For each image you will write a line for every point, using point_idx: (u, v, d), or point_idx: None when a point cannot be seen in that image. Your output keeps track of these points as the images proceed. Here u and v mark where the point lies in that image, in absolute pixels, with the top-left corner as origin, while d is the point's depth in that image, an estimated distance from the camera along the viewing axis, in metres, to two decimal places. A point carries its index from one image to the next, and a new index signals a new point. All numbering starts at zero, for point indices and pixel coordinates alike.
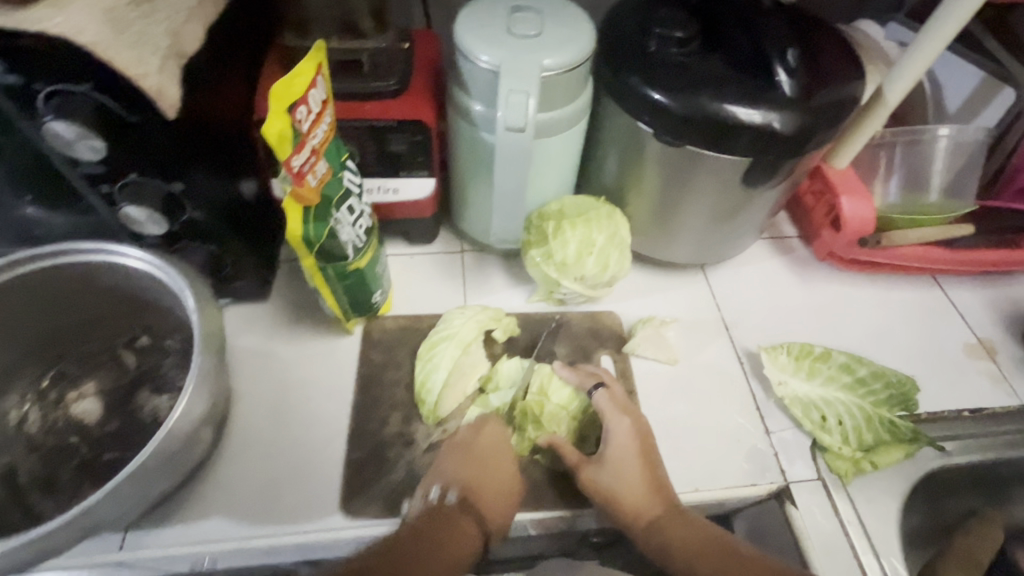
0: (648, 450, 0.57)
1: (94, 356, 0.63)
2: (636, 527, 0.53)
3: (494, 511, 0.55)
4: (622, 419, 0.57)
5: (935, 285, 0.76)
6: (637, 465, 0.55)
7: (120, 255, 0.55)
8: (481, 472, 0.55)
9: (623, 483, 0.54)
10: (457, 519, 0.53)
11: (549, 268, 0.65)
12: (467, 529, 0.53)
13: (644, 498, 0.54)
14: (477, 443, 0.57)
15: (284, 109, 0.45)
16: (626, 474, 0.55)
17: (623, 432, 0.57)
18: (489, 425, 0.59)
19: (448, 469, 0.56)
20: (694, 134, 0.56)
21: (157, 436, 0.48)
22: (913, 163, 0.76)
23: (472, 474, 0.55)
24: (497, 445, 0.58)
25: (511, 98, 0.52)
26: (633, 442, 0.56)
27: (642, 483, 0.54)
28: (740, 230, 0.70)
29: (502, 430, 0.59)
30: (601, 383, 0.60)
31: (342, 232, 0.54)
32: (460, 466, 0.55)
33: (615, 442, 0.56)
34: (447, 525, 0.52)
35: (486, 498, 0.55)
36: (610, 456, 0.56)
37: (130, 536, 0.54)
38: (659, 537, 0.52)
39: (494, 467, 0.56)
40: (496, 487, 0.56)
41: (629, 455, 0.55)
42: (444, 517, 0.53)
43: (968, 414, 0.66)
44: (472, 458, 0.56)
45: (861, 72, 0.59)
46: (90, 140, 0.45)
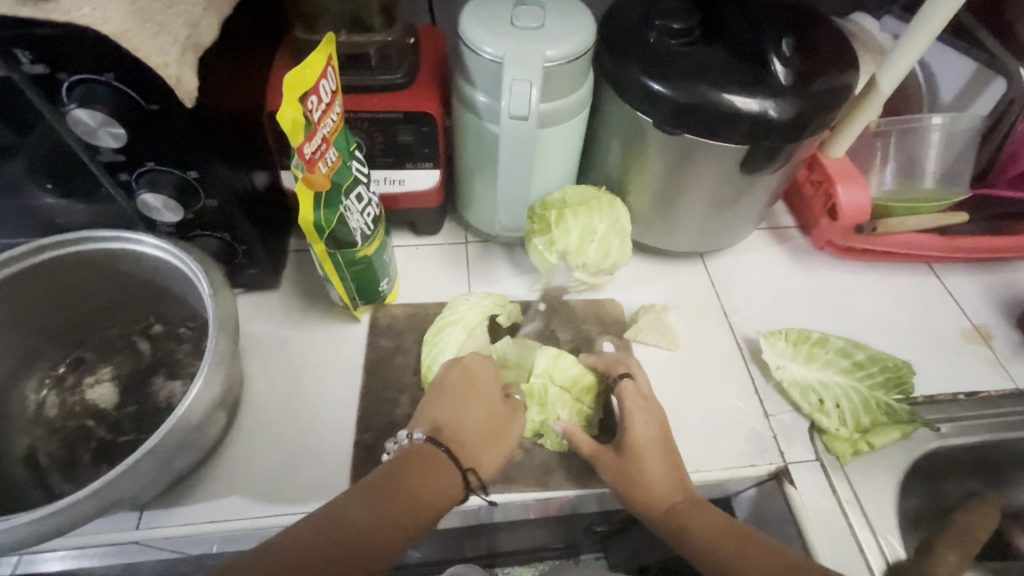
0: (666, 442, 0.57)
1: (110, 343, 0.65)
2: (657, 516, 0.53)
3: (474, 449, 0.55)
4: (642, 413, 0.58)
5: (930, 273, 0.78)
6: (655, 458, 0.56)
7: (136, 242, 0.57)
8: (459, 415, 0.56)
9: (645, 473, 0.55)
10: (429, 459, 0.52)
11: (551, 256, 0.66)
12: (442, 468, 0.52)
13: (661, 485, 0.54)
14: (465, 381, 0.58)
15: (295, 98, 0.47)
16: (648, 463, 0.55)
17: (642, 426, 0.57)
18: (473, 361, 0.60)
19: (426, 414, 0.57)
20: (693, 123, 0.58)
21: (175, 414, 0.49)
22: (909, 152, 0.77)
23: (447, 415, 0.56)
24: (480, 387, 0.58)
25: (514, 87, 0.53)
26: (654, 434, 0.57)
27: (661, 473, 0.55)
28: (739, 219, 0.72)
29: (476, 366, 0.59)
30: (628, 372, 0.60)
31: (351, 219, 0.56)
32: (439, 408, 0.56)
33: (636, 433, 0.57)
34: (416, 462, 0.52)
35: (463, 441, 0.55)
36: (631, 446, 0.56)
37: (146, 515, 0.55)
38: (677, 524, 0.52)
39: (472, 408, 0.57)
40: (483, 430, 0.56)
41: (650, 446, 0.56)
42: (412, 460, 0.52)
43: (965, 396, 0.67)
44: (451, 400, 0.57)
45: (856, 61, 0.60)
46: (112, 127, 0.47)
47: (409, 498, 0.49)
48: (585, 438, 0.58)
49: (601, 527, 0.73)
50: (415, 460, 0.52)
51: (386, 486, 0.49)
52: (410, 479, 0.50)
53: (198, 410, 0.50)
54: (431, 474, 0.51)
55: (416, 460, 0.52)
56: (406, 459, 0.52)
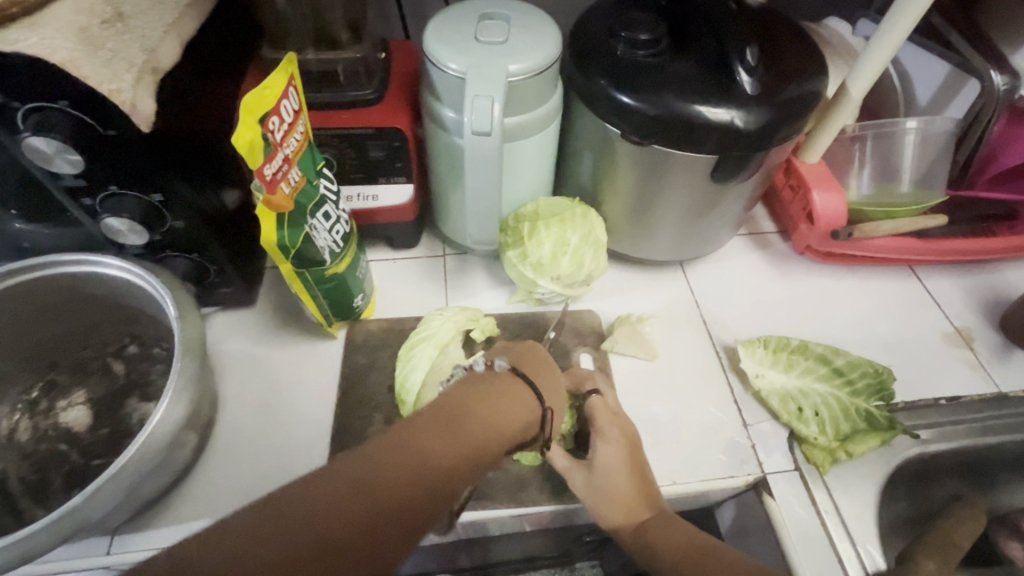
0: (635, 457, 0.57)
1: (83, 365, 0.65)
2: (625, 533, 0.54)
3: (549, 394, 0.50)
4: (613, 429, 0.58)
5: (912, 275, 0.77)
6: (625, 473, 0.56)
7: (102, 265, 0.57)
8: (536, 365, 0.51)
9: (614, 487, 0.55)
10: (515, 387, 0.47)
11: (525, 268, 0.66)
12: (525, 398, 0.47)
13: (631, 501, 0.55)
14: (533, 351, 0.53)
15: (254, 120, 0.46)
16: (616, 480, 0.55)
17: (612, 441, 0.57)
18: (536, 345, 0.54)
19: (501, 353, 0.52)
20: (662, 134, 0.58)
21: (138, 439, 0.49)
22: (885, 155, 0.77)
23: (527, 363, 0.50)
24: (546, 359, 0.53)
25: (475, 102, 0.53)
26: (621, 450, 0.57)
27: (632, 489, 0.55)
28: (716, 225, 0.72)
29: (542, 349, 0.54)
30: (595, 389, 0.60)
31: (318, 238, 0.56)
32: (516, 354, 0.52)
33: (607, 449, 0.57)
34: (498, 392, 0.46)
35: (542, 383, 0.49)
36: (600, 462, 0.56)
37: (117, 539, 0.55)
38: (644, 541, 0.52)
39: (544, 362, 0.52)
40: (554, 386, 0.51)
41: (618, 464, 0.56)
42: (493, 386, 0.46)
43: (945, 402, 0.67)
44: (529, 356, 0.52)
45: (824, 67, 0.60)
46: (68, 154, 0.48)
47: (485, 431, 0.43)
48: (559, 455, 0.57)
49: (591, 536, 0.71)
50: (496, 386, 0.46)
51: (456, 415, 0.43)
52: (485, 405, 0.44)
53: (163, 434, 0.50)
54: (511, 398, 0.46)
55: (499, 387, 0.46)
56: (483, 382, 0.47)
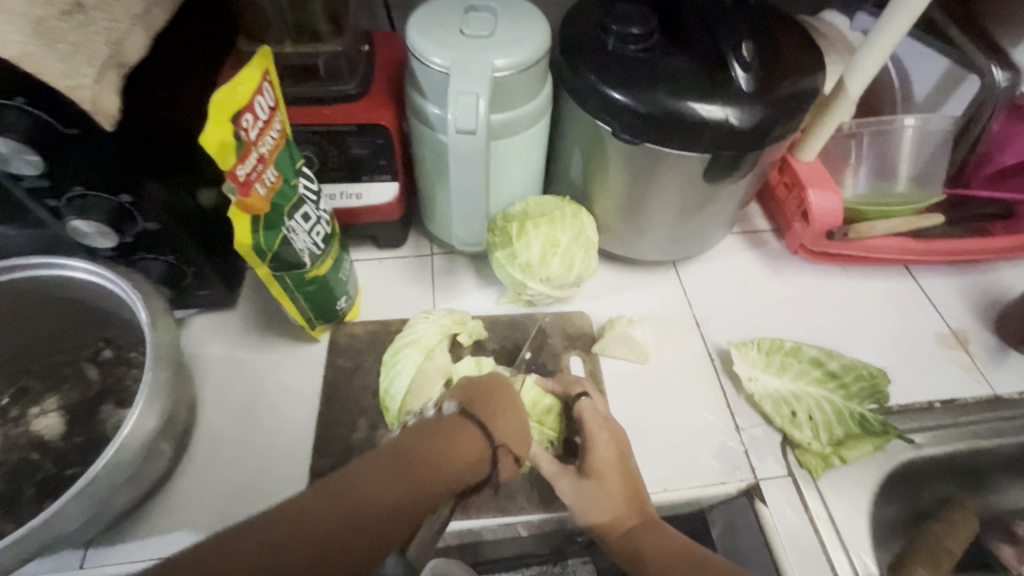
0: (625, 463, 0.56)
1: (56, 370, 0.62)
2: (612, 540, 0.52)
3: (506, 428, 0.46)
4: (603, 432, 0.56)
5: (908, 276, 0.76)
6: (615, 478, 0.54)
7: (69, 268, 0.54)
8: (491, 401, 0.48)
9: (603, 493, 0.54)
10: (461, 429, 0.43)
11: (514, 269, 0.64)
12: (473, 438, 0.43)
13: (621, 507, 0.53)
14: (484, 383, 0.50)
15: (226, 118, 0.44)
16: (606, 485, 0.54)
17: (603, 446, 0.55)
18: (500, 376, 0.52)
19: (455, 393, 0.49)
20: (655, 132, 0.56)
21: (107, 452, 0.47)
22: (881, 153, 0.76)
23: (480, 398, 0.47)
24: (500, 388, 0.49)
25: (460, 99, 0.51)
26: (612, 455, 0.55)
27: (622, 496, 0.54)
28: (708, 225, 0.70)
29: (503, 378, 0.52)
30: (585, 392, 0.59)
31: (296, 240, 0.54)
32: (472, 391, 0.48)
33: (597, 453, 0.55)
34: (445, 432, 0.42)
35: (496, 420, 0.46)
36: (590, 467, 0.55)
37: (91, 552, 0.53)
38: (632, 546, 0.51)
39: (502, 396, 0.49)
40: (512, 420, 0.48)
41: (607, 468, 0.55)
42: (441, 428, 0.43)
43: (939, 405, 0.66)
44: (483, 392, 0.48)
45: (821, 63, 0.58)
46: (25, 155, 0.45)
47: (434, 469, 0.39)
48: (548, 460, 0.56)
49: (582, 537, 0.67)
50: (441, 429, 0.42)
51: (405, 454, 0.39)
52: (434, 443, 0.41)
53: (135, 446, 0.48)
54: (459, 439, 0.42)
55: (444, 429, 0.43)
56: (431, 426, 0.43)
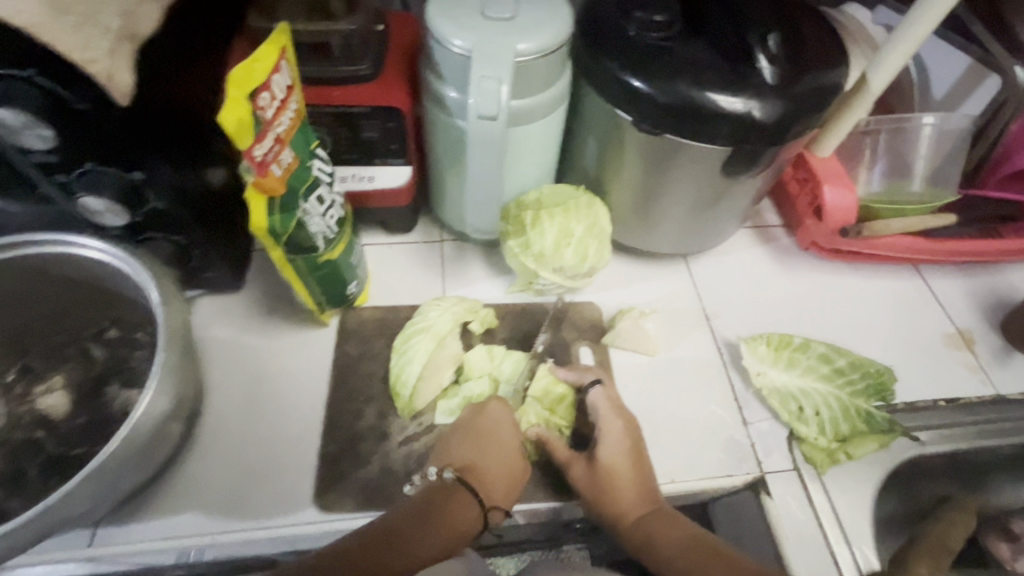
0: (638, 448, 0.56)
1: (60, 349, 0.61)
2: (624, 526, 0.53)
3: (498, 491, 0.54)
4: (616, 421, 0.57)
5: (916, 275, 0.76)
6: (627, 466, 0.55)
7: (79, 246, 0.53)
8: (482, 453, 0.55)
9: (615, 480, 0.54)
10: (456, 496, 0.52)
11: (526, 259, 0.63)
12: (466, 504, 0.52)
13: (630, 496, 0.53)
14: (475, 428, 0.56)
15: (244, 96, 0.43)
16: (619, 473, 0.54)
17: (617, 432, 0.56)
18: (493, 416, 0.57)
19: (455, 446, 0.55)
20: (675, 124, 0.55)
21: (117, 435, 0.46)
22: (898, 150, 0.76)
23: (472, 455, 0.54)
24: (490, 436, 0.56)
25: (482, 84, 0.50)
26: (625, 440, 0.56)
27: (632, 483, 0.54)
28: (721, 220, 0.70)
29: (502, 415, 0.57)
30: (598, 380, 0.59)
31: (311, 223, 0.53)
32: (468, 444, 0.55)
33: (609, 438, 0.56)
34: (443, 497, 0.52)
35: (487, 479, 0.54)
36: (603, 453, 0.55)
37: (99, 532, 0.53)
38: (644, 533, 0.51)
39: (495, 450, 0.55)
40: (501, 474, 0.54)
41: (620, 455, 0.55)
42: (442, 495, 0.52)
43: (944, 403, 0.67)
44: (476, 443, 0.55)
45: (845, 58, 0.57)
46: (38, 129, 0.44)
47: (432, 532, 0.49)
48: (560, 444, 0.57)
49: None
50: (441, 498, 0.52)
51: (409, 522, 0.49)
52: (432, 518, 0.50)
53: (146, 428, 0.48)
54: (453, 512, 0.51)
55: (444, 496, 0.52)
56: (435, 497, 0.52)
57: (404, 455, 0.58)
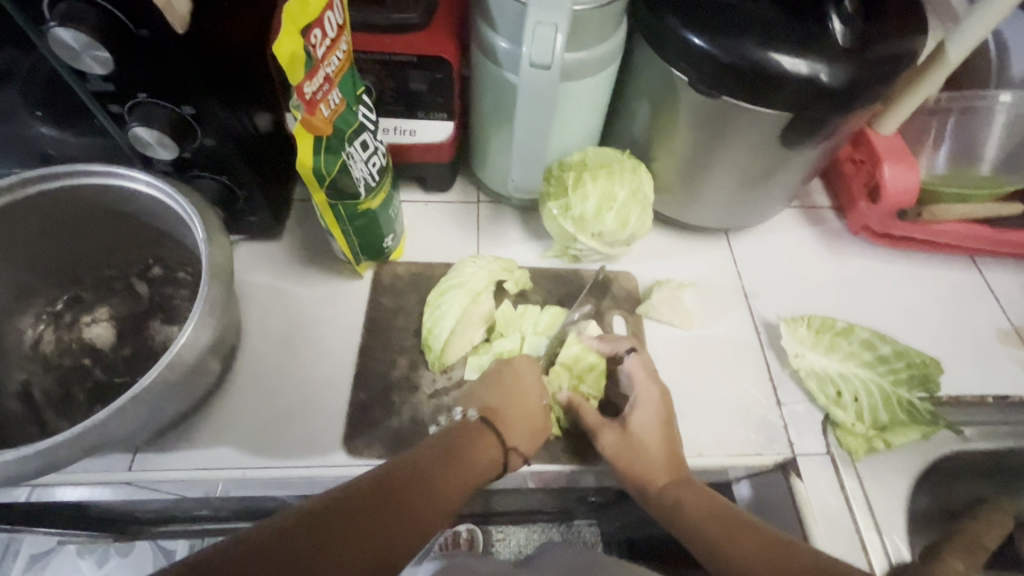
0: (670, 423, 0.56)
1: (109, 282, 0.63)
2: (651, 494, 0.53)
3: (519, 436, 0.54)
4: (651, 384, 0.57)
5: (972, 267, 0.72)
6: (658, 433, 0.55)
7: (128, 179, 0.54)
8: (506, 400, 0.55)
9: (643, 450, 0.54)
10: (479, 436, 0.52)
11: (566, 222, 0.62)
12: (489, 445, 0.52)
13: (658, 465, 0.53)
14: (501, 376, 0.57)
15: (297, 31, 0.43)
16: (647, 442, 0.54)
17: (648, 394, 0.56)
18: (520, 368, 0.57)
19: (476, 394, 0.56)
20: (735, 86, 0.53)
21: (162, 361, 0.48)
22: (966, 134, 0.72)
23: (496, 399, 0.55)
24: (515, 384, 0.56)
25: (536, 31, 0.48)
26: (657, 408, 0.56)
27: (661, 450, 0.54)
28: (771, 195, 0.67)
29: (528, 367, 0.58)
30: (634, 348, 0.60)
31: (354, 168, 0.53)
32: (490, 392, 0.56)
33: (642, 407, 0.56)
34: (459, 442, 0.51)
35: (511, 423, 0.54)
36: (633, 419, 0.55)
37: (139, 458, 0.55)
38: (672, 505, 0.52)
39: (519, 399, 0.55)
40: (524, 422, 0.55)
41: (652, 423, 0.55)
42: (462, 437, 0.51)
43: (992, 400, 0.64)
44: (500, 389, 0.56)
45: (925, 24, 0.54)
46: (97, 52, 0.44)
47: (461, 470, 0.49)
48: (590, 409, 0.56)
49: (595, 497, 0.68)
50: (467, 436, 0.52)
51: (439, 461, 0.49)
52: (458, 455, 0.50)
53: (188, 358, 0.49)
54: (477, 452, 0.51)
55: (465, 436, 0.52)
56: (461, 433, 0.52)
57: (433, 409, 0.58)
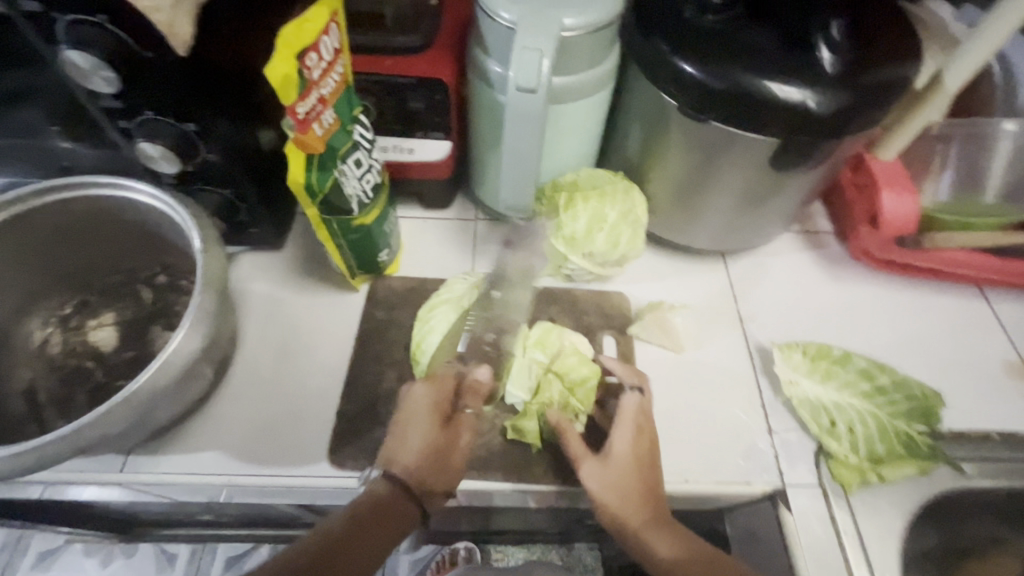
0: (651, 455, 0.55)
1: (115, 288, 0.66)
2: (629, 533, 0.52)
3: (427, 479, 0.52)
4: (626, 423, 0.56)
5: (980, 297, 0.70)
6: (633, 467, 0.54)
7: (133, 190, 0.57)
8: (403, 443, 0.53)
9: (620, 485, 0.53)
10: (382, 496, 0.51)
11: (557, 241, 0.63)
12: (396, 501, 0.51)
13: (633, 502, 0.52)
14: (397, 419, 0.55)
15: (292, 54, 0.45)
16: (624, 476, 0.53)
17: (625, 428, 0.56)
18: (412, 400, 0.55)
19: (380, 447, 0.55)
20: (723, 111, 0.53)
21: (152, 365, 0.49)
22: (970, 161, 0.71)
23: (392, 447, 0.53)
24: (408, 422, 0.54)
25: (524, 55, 0.50)
26: (630, 440, 0.55)
27: (636, 484, 0.53)
28: (766, 220, 0.67)
29: (422, 396, 0.55)
30: (640, 387, 0.59)
31: (346, 185, 0.55)
32: (391, 438, 0.54)
33: (620, 438, 0.55)
34: (366, 507, 0.50)
35: (413, 469, 0.52)
36: (613, 451, 0.55)
37: (131, 460, 0.57)
38: (645, 544, 0.51)
39: (416, 438, 0.53)
40: (430, 459, 0.52)
41: (629, 454, 0.54)
42: (369, 502, 0.50)
43: (996, 436, 0.61)
44: (398, 432, 0.54)
45: (919, 52, 0.53)
46: (105, 72, 0.46)
47: (374, 531, 0.49)
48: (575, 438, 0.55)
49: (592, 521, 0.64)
50: (374, 501, 0.50)
51: (351, 529, 0.48)
52: (366, 521, 0.49)
53: (178, 365, 0.50)
54: (385, 513, 0.50)
55: (369, 501, 0.50)
56: (365, 500, 0.50)
57: None
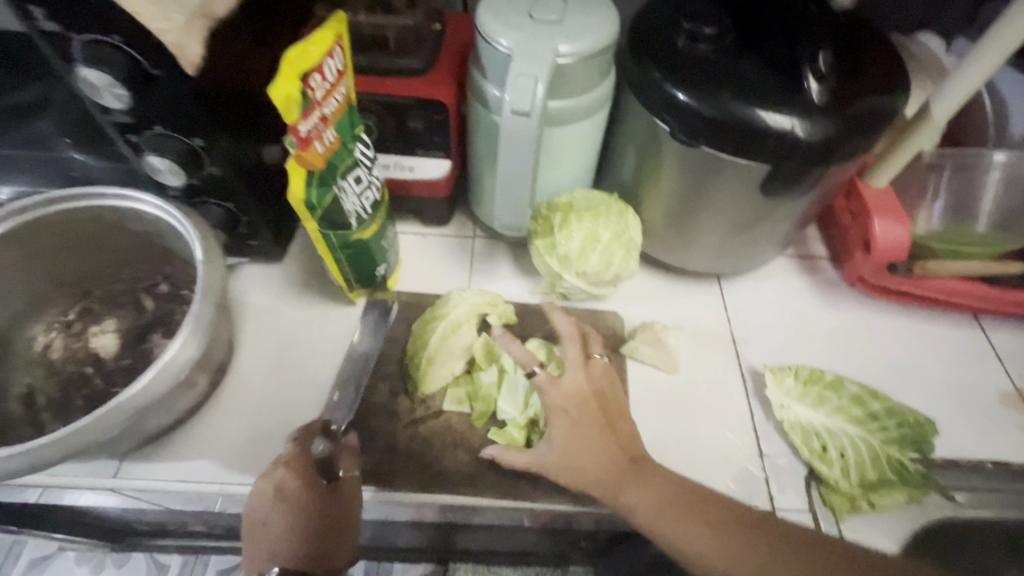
0: (583, 422, 0.55)
1: (117, 295, 0.67)
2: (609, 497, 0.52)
3: (329, 555, 0.53)
4: (553, 410, 0.55)
5: (974, 325, 0.71)
6: (577, 438, 0.54)
7: (139, 201, 0.58)
8: (292, 534, 0.53)
9: (573, 456, 0.53)
10: None
11: (552, 260, 0.64)
12: None
13: (598, 465, 0.53)
14: (272, 514, 0.53)
15: (296, 75, 0.47)
16: (574, 445, 0.54)
17: (553, 406, 0.55)
18: (281, 484, 0.53)
19: (266, 544, 0.53)
20: (713, 137, 0.54)
21: (148, 373, 0.50)
22: (963, 190, 0.72)
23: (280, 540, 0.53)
24: (283, 511, 0.53)
25: (519, 80, 0.52)
26: (563, 411, 0.55)
27: (589, 451, 0.53)
28: (759, 243, 0.67)
29: (290, 476, 0.53)
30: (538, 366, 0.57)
31: (346, 201, 0.56)
32: (275, 532, 0.53)
33: (554, 416, 0.55)
34: None
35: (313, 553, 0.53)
36: (553, 426, 0.54)
37: (125, 465, 0.58)
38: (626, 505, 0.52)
39: (303, 524, 0.53)
40: (327, 535, 0.53)
41: (565, 425, 0.54)
42: None
43: (990, 466, 0.61)
44: (280, 525, 0.52)
45: (906, 84, 0.55)
46: (116, 89, 0.48)
47: None
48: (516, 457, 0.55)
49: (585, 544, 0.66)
50: None
51: None
52: None
53: (173, 373, 0.51)
54: None
55: None
56: None
57: (409, 436, 0.59)
